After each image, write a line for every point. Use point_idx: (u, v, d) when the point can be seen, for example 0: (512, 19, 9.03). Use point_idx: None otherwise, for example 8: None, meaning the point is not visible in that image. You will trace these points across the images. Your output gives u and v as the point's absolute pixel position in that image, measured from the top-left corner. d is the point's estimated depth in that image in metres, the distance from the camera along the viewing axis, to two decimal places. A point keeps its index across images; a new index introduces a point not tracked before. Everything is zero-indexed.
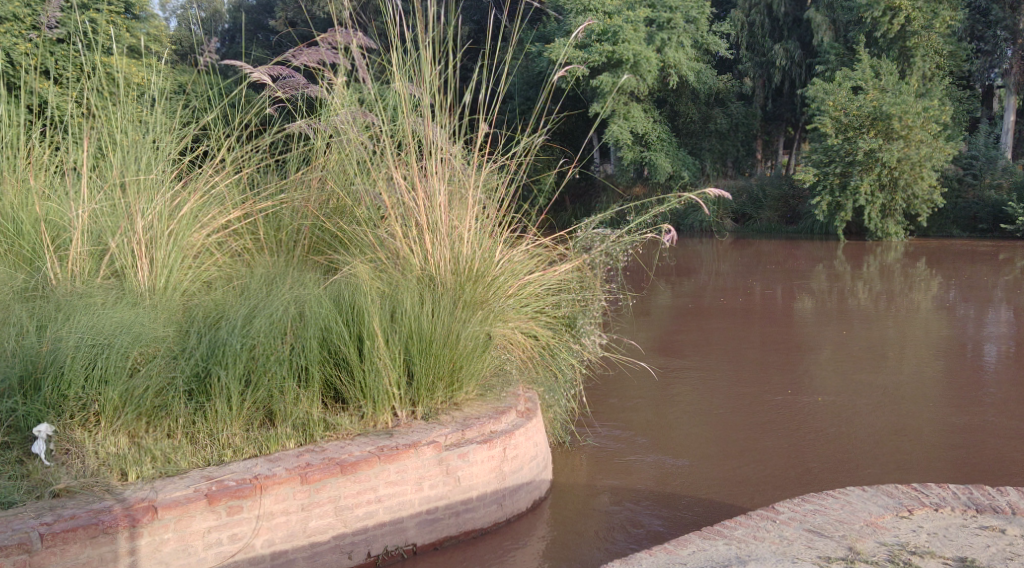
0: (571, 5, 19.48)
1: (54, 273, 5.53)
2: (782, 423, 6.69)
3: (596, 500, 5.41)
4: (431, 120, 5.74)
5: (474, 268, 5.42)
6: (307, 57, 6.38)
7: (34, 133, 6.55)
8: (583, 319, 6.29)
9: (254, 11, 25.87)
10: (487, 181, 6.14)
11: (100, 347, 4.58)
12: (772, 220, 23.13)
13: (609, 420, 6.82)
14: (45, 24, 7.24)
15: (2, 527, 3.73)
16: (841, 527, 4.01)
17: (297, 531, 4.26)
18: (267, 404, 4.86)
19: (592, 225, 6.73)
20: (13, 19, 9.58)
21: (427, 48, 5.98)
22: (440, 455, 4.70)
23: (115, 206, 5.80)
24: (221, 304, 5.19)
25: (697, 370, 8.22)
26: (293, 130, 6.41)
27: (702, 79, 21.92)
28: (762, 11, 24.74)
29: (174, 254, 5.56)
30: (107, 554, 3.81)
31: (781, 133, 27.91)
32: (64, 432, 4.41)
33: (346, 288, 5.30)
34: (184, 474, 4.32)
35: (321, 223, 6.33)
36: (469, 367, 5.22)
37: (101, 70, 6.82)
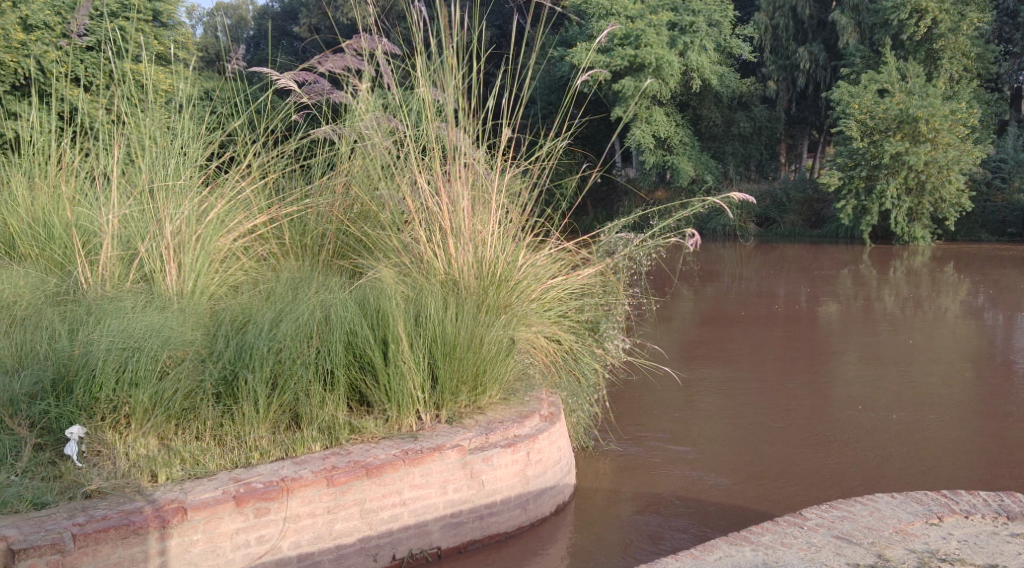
0: (594, 9, 19.51)
1: (85, 277, 5.61)
2: (805, 429, 6.66)
3: (620, 505, 5.40)
4: (455, 125, 5.77)
5: (498, 271, 5.45)
6: (331, 63, 6.44)
7: (66, 141, 6.70)
8: (606, 323, 6.24)
9: (279, 18, 26.13)
10: (510, 185, 6.14)
11: (131, 350, 4.62)
12: (795, 224, 22.98)
13: (633, 425, 6.80)
14: (75, 32, 7.35)
15: (35, 528, 3.78)
16: (870, 534, 3.99)
17: (323, 533, 4.29)
18: (293, 408, 4.91)
19: (615, 229, 6.70)
20: (44, 27, 9.73)
21: (451, 53, 6.01)
22: (464, 459, 4.72)
23: (145, 211, 5.87)
24: (248, 309, 5.25)
25: (721, 375, 8.20)
26: (318, 135, 6.47)
27: (725, 82, 21.86)
28: (786, 14, 24.67)
29: (202, 258, 5.61)
30: (138, 554, 3.85)
31: (806, 137, 27.80)
32: (95, 433, 4.46)
33: (371, 292, 5.34)
34: (212, 476, 4.36)
35: (346, 227, 6.36)
36: (493, 371, 5.23)
37: (130, 78, 6.92)
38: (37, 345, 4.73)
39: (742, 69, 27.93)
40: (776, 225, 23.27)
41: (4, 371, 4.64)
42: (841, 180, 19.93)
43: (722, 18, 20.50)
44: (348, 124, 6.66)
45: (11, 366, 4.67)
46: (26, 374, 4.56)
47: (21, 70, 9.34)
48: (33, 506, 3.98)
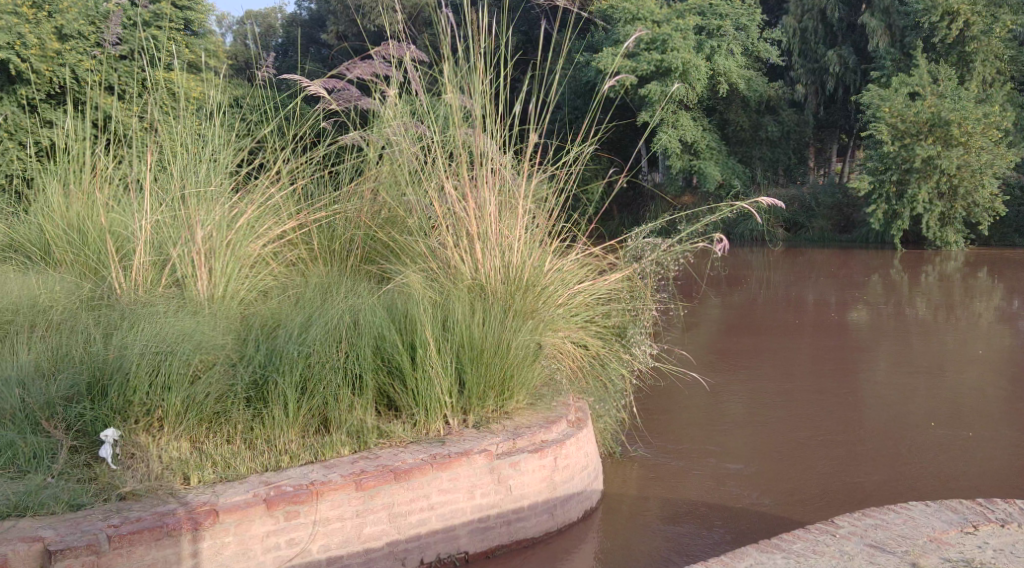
0: (620, 14, 19.52)
1: (118, 282, 5.69)
2: (834, 437, 6.62)
3: (648, 512, 5.38)
4: (482, 131, 5.80)
5: (525, 276, 5.45)
6: (360, 70, 6.48)
7: (100, 148, 6.80)
8: (633, 329, 6.24)
9: (307, 26, 26.36)
10: (537, 190, 6.15)
11: (164, 354, 4.67)
12: (824, 229, 22.79)
13: (660, 430, 6.79)
14: (108, 41, 7.49)
15: (72, 530, 3.83)
16: (904, 542, 3.95)
17: (352, 537, 4.32)
18: (322, 412, 4.94)
19: (643, 234, 6.70)
20: (79, 37, 9.92)
21: (479, 59, 6.03)
22: (492, 464, 4.74)
23: (177, 216, 5.93)
24: (278, 314, 5.30)
25: (749, 381, 8.16)
26: (347, 142, 6.52)
27: (753, 86, 21.74)
28: (815, 17, 24.54)
29: (232, 263, 5.67)
30: (171, 556, 3.89)
31: (835, 141, 27.63)
32: (129, 436, 4.52)
33: (399, 297, 5.37)
34: (243, 479, 4.39)
35: (373, 232, 6.40)
36: (521, 376, 5.24)
37: (163, 87, 7.02)
38: (73, 349, 4.80)
39: (770, 73, 27.81)
40: (805, 230, 23.09)
41: (41, 374, 4.72)
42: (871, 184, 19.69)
43: (750, 21, 20.30)
44: (376, 130, 6.71)
45: (48, 369, 4.75)
46: (62, 377, 4.63)
47: (56, 79, 9.54)
48: (69, 507, 4.04)
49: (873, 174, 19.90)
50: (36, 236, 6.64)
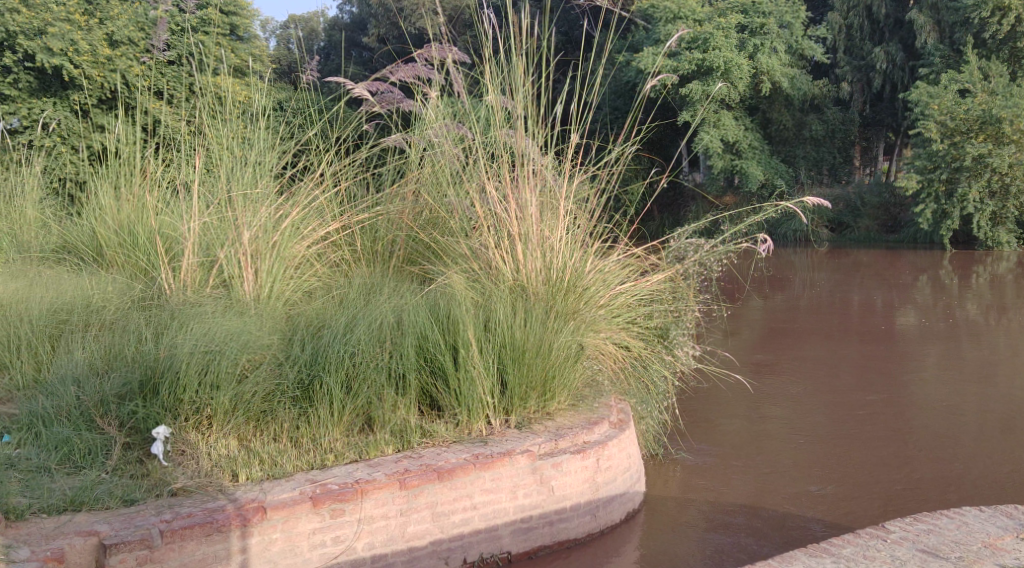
0: (661, 13, 19.44)
1: (168, 283, 5.80)
2: (880, 441, 6.54)
3: (691, 515, 5.36)
4: (524, 132, 5.82)
5: (567, 278, 5.45)
6: (403, 73, 6.56)
7: (149, 152, 6.94)
8: (676, 330, 6.21)
9: (350, 29, 26.58)
10: (579, 191, 6.14)
11: (213, 354, 4.73)
12: (869, 229, 22.48)
13: (702, 433, 6.74)
14: (157, 47, 7.64)
15: (125, 525, 3.91)
16: (958, 548, 3.91)
17: (396, 535, 4.36)
18: (366, 411, 5.00)
19: (685, 234, 6.64)
20: (128, 43, 10.12)
21: (522, 61, 6.05)
22: (534, 464, 4.76)
23: (224, 218, 6.02)
24: (323, 315, 5.37)
25: (793, 384, 8.08)
26: (390, 144, 6.58)
27: (796, 85, 21.30)
28: (861, 13, 24.22)
29: (277, 264, 5.75)
30: (221, 552, 3.96)
31: (882, 140, 27.24)
32: (180, 434, 4.59)
33: (442, 298, 5.39)
34: (290, 477, 4.45)
35: (416, 234, 6.44)
36: (563, 377, 5.25)
37: (211, 91, 7.14)
38: (125, 349, 4.90)
39: (814, 71, 27.53)
40: (850, 230, 22.79)
41: (96, 372, 4.82)
42: (919, 183, 19.38)
43: (794, 18, 20.15)
44: (419, 132, 6.76)
45: (102, 368, 4.86)
46: (115, 376, 4.73)
47: (107, 84, 9.76)
48: (123, 503, 4.12)
49: (920, 172, 19.58)
50: (89, 239, 6.80)
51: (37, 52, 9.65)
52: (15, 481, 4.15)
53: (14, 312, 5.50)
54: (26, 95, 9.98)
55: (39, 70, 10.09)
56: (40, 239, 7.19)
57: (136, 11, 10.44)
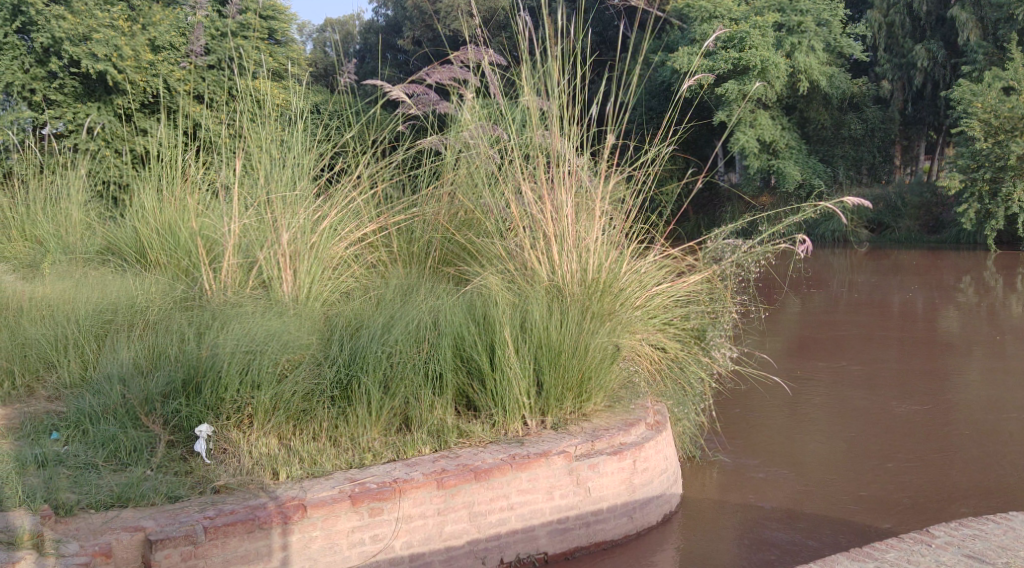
0: (696, 13, 19.29)
1: (210, 284, 5.87)
2: (920, 444, 6.47)
3: (729, 517, 5.33)
4: (560, 133, 5.82)
5: (603, 279, 5.41)
6: (440, 74, 6.56)
7: (190, 155, 7.03)
8: (713, 331, 6.16)
9: (385, 32, 26.72)
10: (615, 192, 6.12)
11: (254, 353, 4.79)
12: (911, 229, 22.26)
13: (739, 436, 6.69)
14: (195, 52, 7.75)
15: (171, 520, 3.96)
16: (1004, 554, 3.86)
17: (434, 534, 4.39)
18: (403, 412, 5.03)
19: (721, 235, 6.52)
20: (169, 48, 10.27)
21: (557, 61, 6.04)
22: (571, 465, 4.76)
23: (263, 220, 6.10)
24: (361, 315, 5.42)
25: (831, 387, 8.00)
26: (425, 145, 6.61)
27: (835, 83, 20.95)
28: (901, 10, 23.90)
29: (316, 265, 5.81)
30: (262, 548, 4.00)
31: (923, 138, 26.86)
32: (222, 432, 4.66)
33: (478, 298, 5.41)
34: (329, 475, 4.50)
35: (451, 235, 6.45)
36: (599, 378, 5.24)
37: (250, 95, 7.21)
38: (169, 348, 4.97)
39: (853, 69, 27.24)
40: (891, 229, 22.54)
41: (140, 372, 4.90)
42: (962, 182, 19.08)
43: (832, 16, 19.92)
44: (454, 134, 6.79)
45: (146, 367, 4.94)
46: (159, 375, 4.80)
47: (149, 88, 9.93)
48: (167, 499, 4.18)
49: (963, 171, 19.28)
50: (132, 240, 6.92)
51: (82, 57, 9.76)
52: (63, 476, 4.23)
53: (61, 312, 5.61)
54: (70, 99, 10.14)
55: (83, 75, 10.25)
56: (85, 242, 7.33)
57: (177, 17, 10.59)
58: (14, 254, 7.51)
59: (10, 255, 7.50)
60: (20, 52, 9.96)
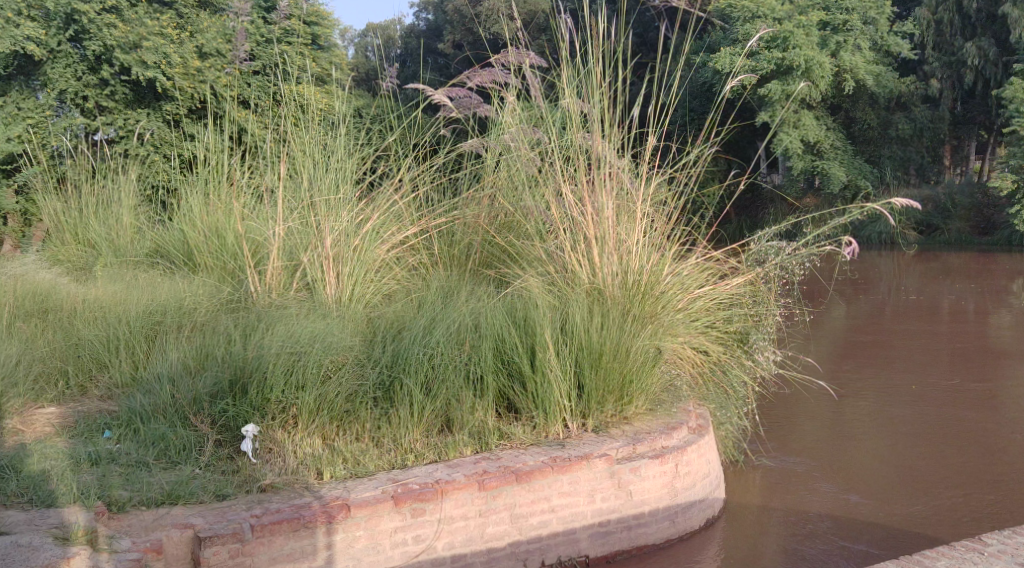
0: (738, 13, 19.07)
1: (255, 287, 5.98)
2: (969, 451, 6.35)
3: (774, 523, 5.28)
4: (600, 135, 5.82)
5: (644, 280, 5.39)
6: (481, 78, 6.60)
7: (235, 159, 7.14)
8: (756, 335, 6.10)
9: (424, 35, 26.65)
10: (656, 194, 6.09)
11: (298, 354, 4.86)
12: (961, 230, 21.85)
13: (782, 440, 6.61)
14: (240, 58, 7.87)
15: (220, 518, 4.03)
16: None
17: (475, 536, 4.41)
18: (445, 413, 5.06)
19: (765, 236, 6.43)
20: (216, 55, 10.51)
21: (599, 63, 6.02)
22: (612, 469, 4.76)
23: (307, 223, 6.19)
24: (403, 318, 5.47)
25: (879, 392, 7.87)
26: (466, 147, 6.65)
27: (881, 82, 20.58)
28: (951, 8, 23.54)
29: (359, 268, 5.88)
30: (308, 547, 4.04)
31: (973, 138, 26.40)
32: (267, 432, 4.71)
33: (519, 300, 5.43)
34: (372, 476, 4.54)
35: (491, 237, 6.45)
36: (640, 381, 5.22)
37: (293, 100, 7.29)
38: (217, 350, 5.06)
39: (900, 69, 26.83)
40: (940, 232, 22.15)
41: (188, 373, 4.99)
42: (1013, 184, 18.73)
43: (879, 14, 19.66)
44: (496, 137, 6.82)
45: (194, 368, 5.03)
46: (208, 375, 4.89)
47: (196, 95, 10.22)
48: (215, 497, 4.25)
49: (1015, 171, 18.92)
50: (179, 243, 7.04)
51: (132, 65, 9.94)
52: (116, 474, 4.32)
53: (112, 313, 5.72)
54: (121, 106, 10.39)
55: (133, 82, 10.49)
56: (135, 244, 7.50)
57: (223, 23, 10.79)
58: (66, 257, 7.70)
59: (63, 258, 7.70)
60: (73, 59, 10.14)
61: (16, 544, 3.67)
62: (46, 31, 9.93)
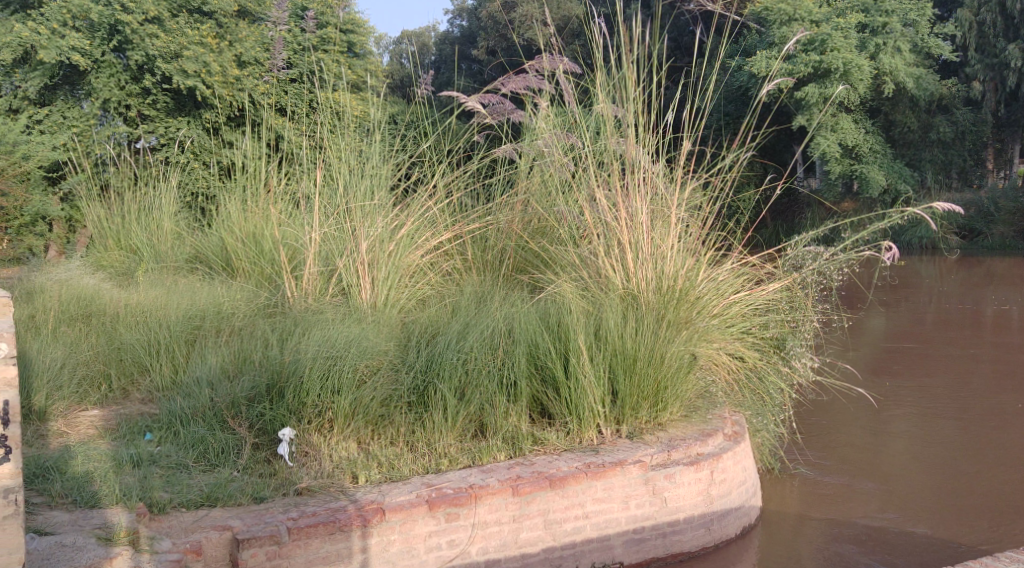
0: (775, 16, 18.90)
1: (291, 292, 6.07)
2: (1009, 460, 6.27)
3: (810, 531, 5.24)
4: (634, 140, 5.80)
5: (678, 286, 5.35)
6: (514, 83, 6.59)
7: (273, 166, 7.21)
8: (793, 341, 6.05)
9: (459, 41, 26.63)
10: (691, 199, 6.06)
11: (334, 359, 4.91)
12: (1005, 234, 21.47)
13: (819, 447, 6.56)
14: (276, 66, 7.95)
15: (257, 521, 4.07)
16: None
17: (509, 541, 4.42)
18: (479, 417, 5.08)
19: (802, 241, 6.37)
20: (254, 63, 10.65)
21: (633, 68, 6.00)
22: (646, 475, 4.74)
23: (343, 229, 6.25)
24: (437, 323, 5.50)
25: (919, 400, 7.77)
26: (500, 153, 6.67)
27: (922, 85, 20.28)
28: (993, 9, 23.17)
29: (393, 273, 5.92)
30: (343, 550, 4.07)
31: (1017, 141, 25.94)
32: (304, 435, 4.77)
33: (552, 305, 5.43)
34: (407, 480, 4.56)
35: (524, 243, 6.45)
36: (675, 387, 5.20)
37: (329, 108, 7.34)
38: (254, 354, 5.14)
39: (940, 71, 26.34)
40: (982, 237, 21.79)
41: (226, 377, 5.06)
42: None
43: (919, 16, 19.39)
44: (529, 143, 6.84)
45: (232, 372, 5.10)
46: (245, 379, 4.95)
47: (235, 102, 10.37)
48: (253, 500, 4.30)
49: None
50: (218, 249, 7.14)
51: (173, 73, 10.08)
52: (157, 476, 4.39)
53: (153, 318, 5.81)
54: (163, 114, 10.58)
55: (174, 91, 10.66)
56: (174, 251, 7.58)
57: (261, 32, 10.92)
58: (109, 263, 7.84)
59: (106, 263, 7.82)
60: (116, 69, 10.25)
61: (60, 544, 3.72)
62: (91, 41, 10.08)
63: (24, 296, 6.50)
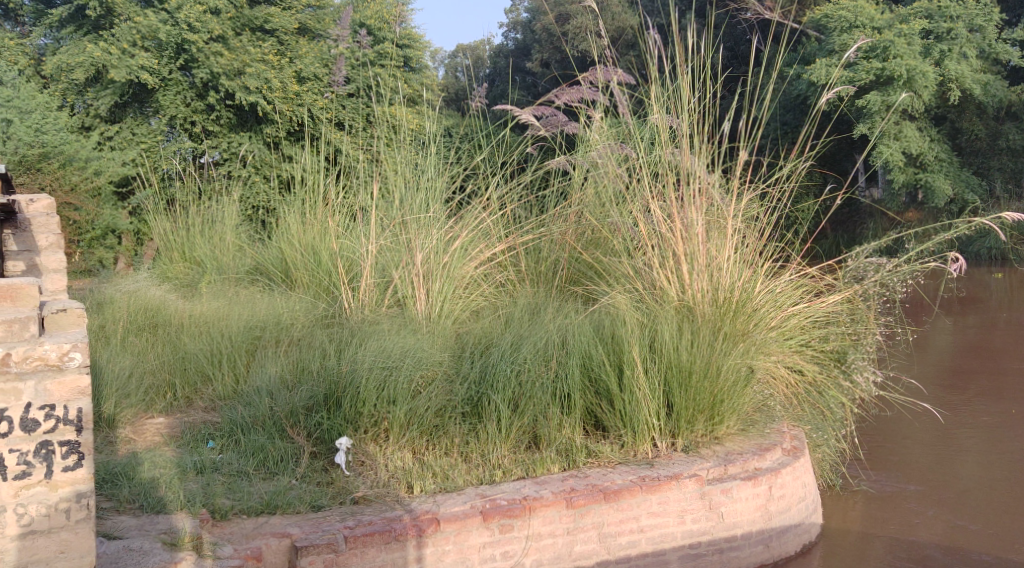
0: (835, 23, 18.59)
1: (348, 302, 6.17)
2: None
3: (872, 549, 5.14)
4: (689, 150, 5.77)
5: (734, 298, 5.30)
6: (568, 95, 6.60)
7: (331, 178, 7.29)
8: (855, 354, 5.92)
9: (513, 54, 26.66)
10: (747, 210, 6.01)
11: (389, 369, 4.97)
12: None
13: (882, 464, 6.43)
14: (335, 82, 8.12)
15: (314, 529, 4.13)
16: None
17: (563, 554, 4.43)
18: (533, 429, 5.08)
19: (864, 252, 6.24)
20: (313, 79, 10.89)
21: (688, 79, 5.97)
22: (702, 489, 4.72)
23: (399, 240, 6.33)
24: (491, 334, 5.53)
25: (988, 417, 7.56)
26: (553, 165, 6.69)
27: (989, 91, 19.76)
28: None
29: (448, 285, 5.98)
30: (399, 559, 4.11)
31: None
32: (360, 445, 4.85)
33: (606, 318, 5.43)
34: (461, 491, 4.59)
35: (578, 254, 6.45)
36: (731, 401, 5.15)
37: (386, 121, 7.42)
38: (311, 364, 5.24)
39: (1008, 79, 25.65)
40: None
41: (286, 387, 5.16)
42: None
43: (985, 22, 18.93)
44: (583, 155, 6.85)
45: (291, 382, 5.20)
46: (303, 389, 5.05)
47: (294, 117, 10.59)
48: (311, 508, 4.36)
49: None
50: (278, 260, 7.28)
51: (236, 90, 10.25)
52: (219, 483, 4.49)
53: (216, 328, 5.94)
54: (226, 130, 10.80)
55: (237, 108, 10.91)
56: (236, 262, 7.74)
57: (321, 49, 11.24)
58: (174, 274, 8.00)
59: (171, 274, 7.99)
60: (184, 87, 10.44)
61: (127, 548, 3.80)
62: (159, 60, 10.23)
63: (94, 306, 6.70)
